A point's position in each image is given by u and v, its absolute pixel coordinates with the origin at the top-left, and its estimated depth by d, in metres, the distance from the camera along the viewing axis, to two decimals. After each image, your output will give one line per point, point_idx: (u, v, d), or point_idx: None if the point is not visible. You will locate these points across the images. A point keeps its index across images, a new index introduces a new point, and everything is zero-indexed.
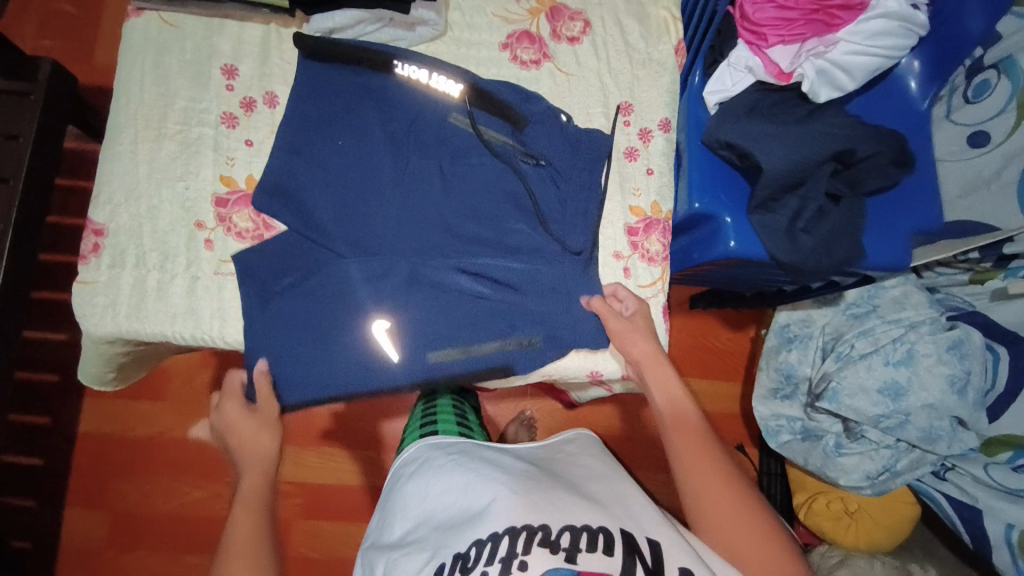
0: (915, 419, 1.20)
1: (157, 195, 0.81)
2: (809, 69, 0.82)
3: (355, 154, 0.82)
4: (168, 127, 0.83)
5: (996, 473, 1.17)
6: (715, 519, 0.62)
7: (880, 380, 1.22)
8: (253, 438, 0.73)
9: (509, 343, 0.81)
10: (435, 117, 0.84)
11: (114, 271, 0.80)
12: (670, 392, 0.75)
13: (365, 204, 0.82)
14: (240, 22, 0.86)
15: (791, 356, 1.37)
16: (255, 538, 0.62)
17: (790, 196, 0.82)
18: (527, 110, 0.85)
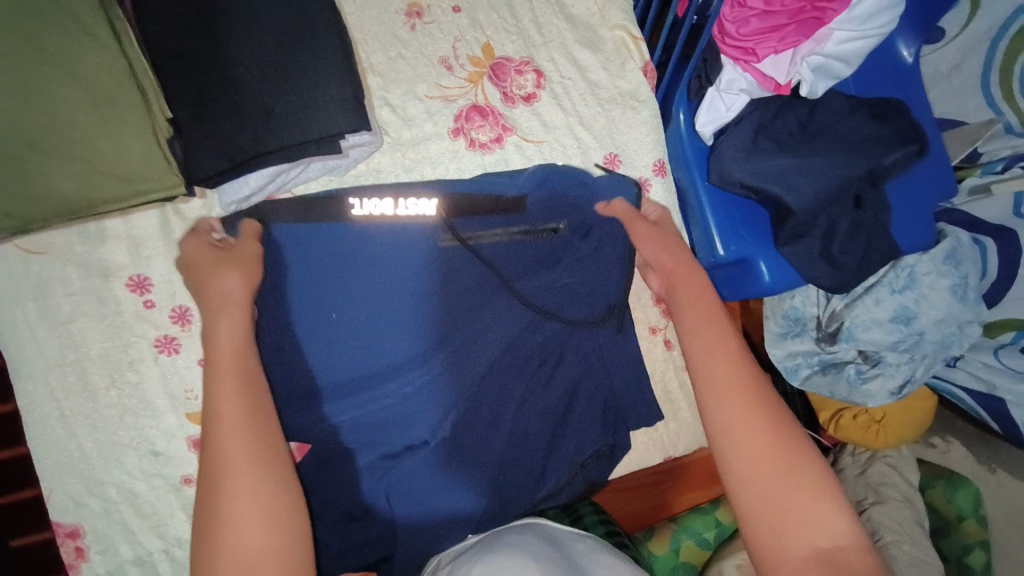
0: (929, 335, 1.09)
1: (121, 468, 0.66)
2: (806, 73, 0.73)
3: (341, 371, 0.67)
4: (95, 382, 0.66)
5: (1007, 357, 1.06)
6: (773, 530, 0.49)
7: (890, 309, 1.10)
8: (222, 320, 0.56)
9: (582, 469, 0.70)
10: (406, 260, 0.68)
11: (113, 570, 0.66)
12: (712, 359, 0.58)
13: (372, 395, 0.67)
14: (125, 216, 0.67)
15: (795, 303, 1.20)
16: (245, 433, 0.49)
17: (818, 219, 0.75)
18: (525, 186, 0.72)
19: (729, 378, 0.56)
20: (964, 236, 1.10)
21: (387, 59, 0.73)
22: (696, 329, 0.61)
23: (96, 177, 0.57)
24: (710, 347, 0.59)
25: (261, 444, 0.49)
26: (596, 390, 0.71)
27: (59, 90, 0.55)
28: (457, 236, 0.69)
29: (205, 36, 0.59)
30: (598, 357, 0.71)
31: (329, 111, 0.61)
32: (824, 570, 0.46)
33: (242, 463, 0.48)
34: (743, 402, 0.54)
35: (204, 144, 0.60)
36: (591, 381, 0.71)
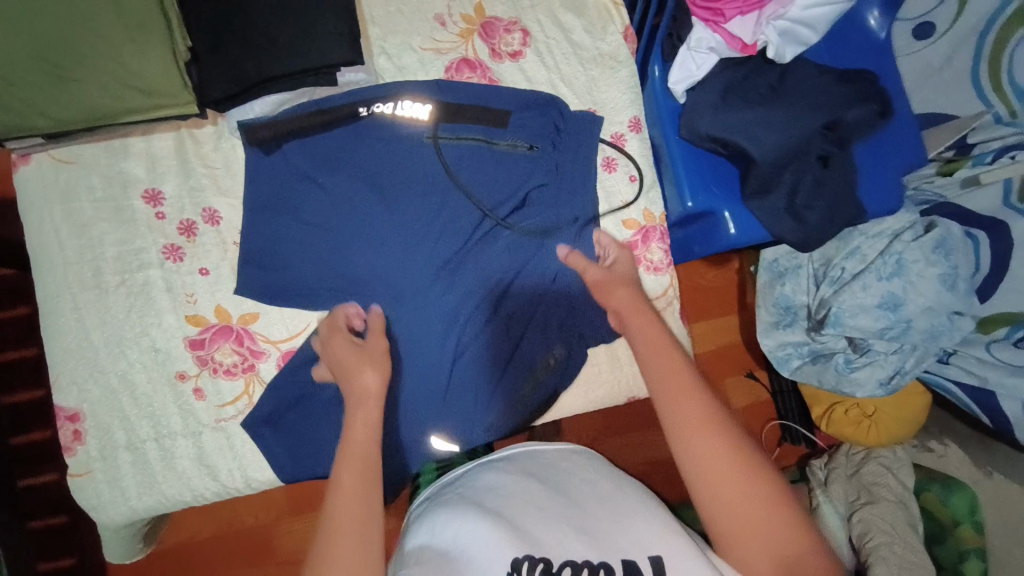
0: (917, 324, 1.11)
1: (123, 360, 0.73)
2: (772, 35, 0.78)
3: (347, 254, 0.74)
4: (108, 281, 0.73)
5: (999, 351, 1.09)
6: (743, 552, 0.49)
7: (877, 296, 1.12)
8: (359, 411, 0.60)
9: (542, 379, 0.78)
10: (416, 165, 0.76)
11: (106, 454, 0.73)
12: (673, 389, 0.57)
13: (364, 292, 0.75)
14: (145, 136, 0.75)
15: (785, 290, 1.23)
16: (364, 485, 0.54)
17: (783, 174, 0.79)
18: (503, 102, 0.77)
19: (687, 402, 0.55)
20: (953, 226, 1.10)
21: (387, 14, 0.81)
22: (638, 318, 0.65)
23: (126, 91, 0.66)
24: (668, 367, 0.58)
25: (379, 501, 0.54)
26: (558, 305, 0.78)
27: (99, 12, 0.64)
28: (440, 137, 0.76)
29: None
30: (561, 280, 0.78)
31: (326, 43, 0.69)
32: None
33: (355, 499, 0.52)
34: (706, 425, 0.53)
35: (219, 69, 0.69)
36: (557, 300, 0.78)
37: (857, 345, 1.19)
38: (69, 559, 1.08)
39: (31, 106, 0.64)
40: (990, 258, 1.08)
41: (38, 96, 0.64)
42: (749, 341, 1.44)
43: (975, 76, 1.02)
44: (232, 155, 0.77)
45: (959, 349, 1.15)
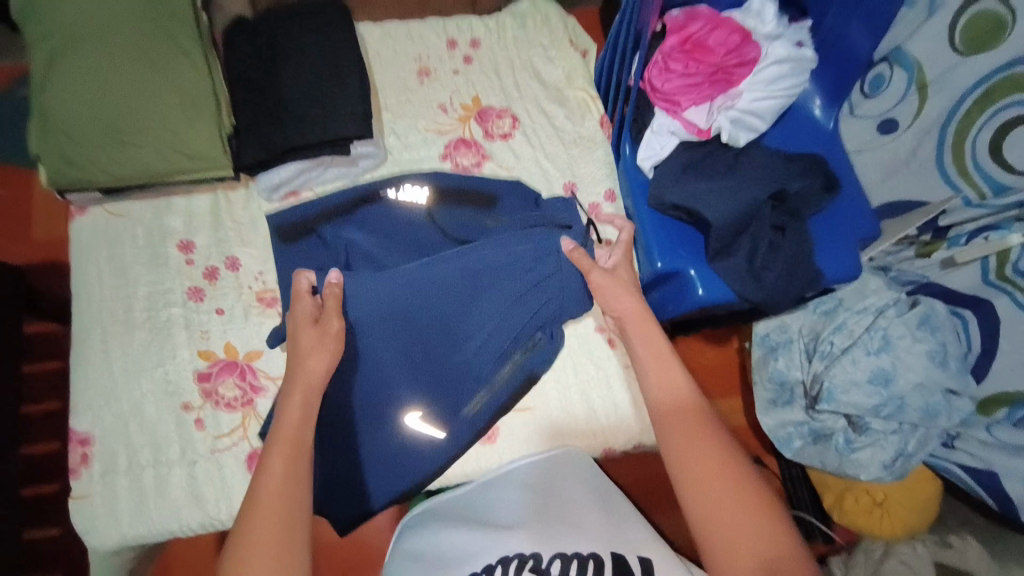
0: (911, 401, 1.06)
1: (136, 389, 0.81)
2: (725, 122, 0.89)
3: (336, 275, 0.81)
4: (135, 317, 0.83)
5: (1001, 433, 1.02)
6: (730, 552, 0.54)
7: (867, 371, 1.08)
8: (291, 399, 0.64)
9: (517, 358, 0.82)
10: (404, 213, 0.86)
11: (108, 477, 0.78)
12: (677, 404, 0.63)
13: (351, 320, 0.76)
14: (187, 196, 0.89)
15: (778, 365, 1.18)
16: (293, 488, 0.57)
17: (741, 238, 0.87)
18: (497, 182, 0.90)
19: (688, 414, 0.62)
20: (938, 303, 1.08)
21: (398, 102, 0.97)
22: (652, 354, 0.69)
23: (172, 155, 0.80)
24: (670, 391, 0.65)
25: (300, 484, 0.58)
26: (536, 296, 0.80)
27: (161, 92, 0.79)
28: (436, 212, 0.87)
29: (268, 71, 0.85)
30: (535, 280, 0.80)
31: (343, 122, 0.83)
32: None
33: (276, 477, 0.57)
34: (704, 434, 0.60)
35: (253, 140, 0.83)
36: (533, 295, 0.80)
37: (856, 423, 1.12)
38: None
39: (95, 164, 0.78)
40: (979, 334, 1.04)
41: (102, 156, 0.78)
42: (751, 420, 1.39)
43: (941, 164, 0.94)
44: (258, 213, 0.89)
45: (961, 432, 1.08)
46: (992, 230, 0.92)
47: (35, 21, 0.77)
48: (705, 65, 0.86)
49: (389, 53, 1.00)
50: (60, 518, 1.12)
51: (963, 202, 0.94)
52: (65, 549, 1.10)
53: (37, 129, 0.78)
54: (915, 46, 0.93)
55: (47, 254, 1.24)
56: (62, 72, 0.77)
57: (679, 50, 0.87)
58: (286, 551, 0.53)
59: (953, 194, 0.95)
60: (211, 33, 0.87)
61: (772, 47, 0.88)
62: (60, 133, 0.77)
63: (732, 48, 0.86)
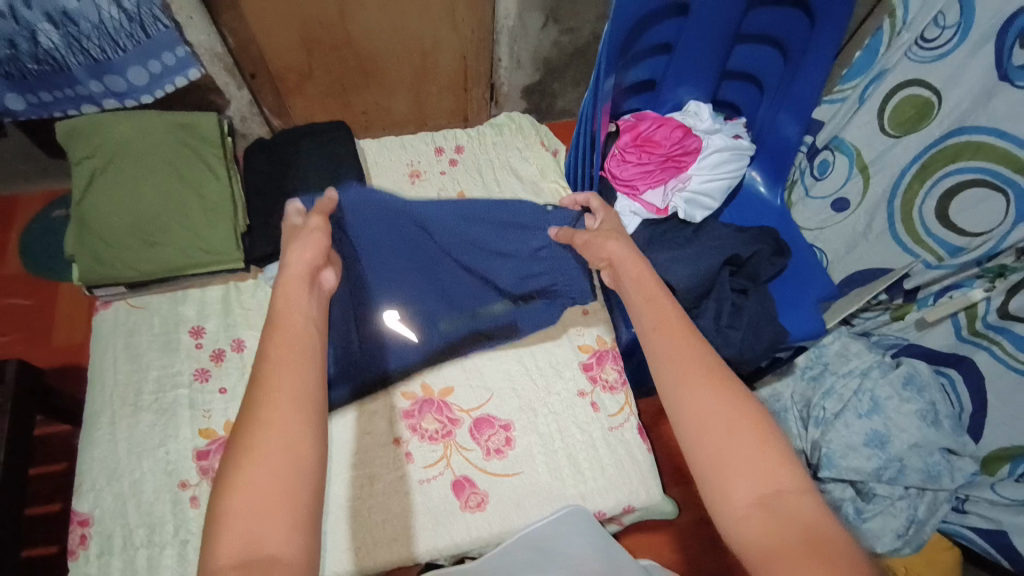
0: (911, 463, 1.04)
1: (138, 468, 0.84)
2: (679, 202, 1.01)
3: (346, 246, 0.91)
4: (144, 399, 0.88)
5: (1006, 490, 1.01)
6: (724, 476, 0.49)
7: (862, 434, 1.06)
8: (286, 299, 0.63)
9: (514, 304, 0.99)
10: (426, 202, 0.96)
11: (103, 559, 0.78)
12: (674, 347, 0.58)
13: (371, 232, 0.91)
14: (201, 289, 0.98)
15: (776, 434, 1.19)
16: (294, 371, 0.54)
17: (705, 302, 0.95)
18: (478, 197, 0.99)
19: (678, 336, 0.59)
20: (922, 363, 1.09)
21: None
22: (645, 294, 0.66)
23: (191, 250, 0.90)
24: (663, 319, 0.62)
25: (312, 376, 0.55)
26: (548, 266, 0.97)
27: (187, 200, 0.92)
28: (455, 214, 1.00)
29: (278, 178, 0.99)
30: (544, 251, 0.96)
31: None
32: (769, 514, 0.46)
33: (285, 364, 0.55)
34: (691, 355, 0.57)
35: (265, 237, 0.95)
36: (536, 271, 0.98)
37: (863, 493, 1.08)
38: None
39: (123, 261, 0.88)
40: (968, 395, 1.03)
41: (131, 255, 0.88)
42: None
43: (896, 236, 1.05)
44: (264, 300, 0.98)
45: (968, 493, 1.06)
46: (956, 289, 0.99)
47: (81, 145, 0.91)
48: (655, 155, 1.00)
49: (387, 161, 1.16)
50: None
51: (922, 264, 1.02)
52: None
53: (75, 234, 0.89)
54: (851, 135, 1.08)
55: (67, 358, 1.32)
56: (106, 186, 0.90)
57: (633, 145, 1.01)
58: (293, 437, 0.50)
59: (912, 258, 1.03)
60: (232, 152, 1.02)
61: (712, 139, 1.03)
62: (95, 237, 0.88)
63: (676, 140, 1.00)
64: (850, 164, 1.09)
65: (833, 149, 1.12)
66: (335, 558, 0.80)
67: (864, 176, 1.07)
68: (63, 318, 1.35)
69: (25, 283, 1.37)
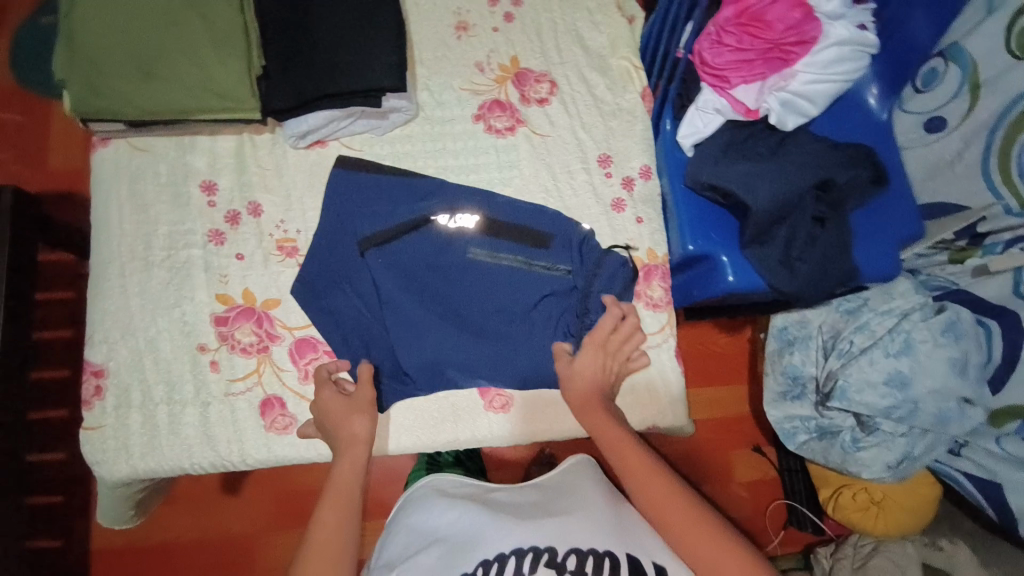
0: (924, 406, 1.02)
1: (154, 326, 0.80)
2: (774, 103, 0.85)
3: (362, 219, 0.85)
4: (155, 255, 0.82)
5: (1010, 445, 0.98)
6: None
7: (883, 372, 1.03)
8: (353, 420, 0.75)
9: (551, 271, 0.86)
10: (435, 254, 0.85)
11: (121, 410, 0.78)
12: (614, 440, 0.72)
13: (394, 282, 0.84)
14: (211, 136, 0.85)
15: (794, 359, 1.13)
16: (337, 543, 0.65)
17: (777, 226, 0.84)
18: (547, 224, 0.87)
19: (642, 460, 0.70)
20: (965, 312, 1.02)
21: (435, 57, 0.94)
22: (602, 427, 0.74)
23: (202, 92, 0.76)
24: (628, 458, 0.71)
25: (355, 487, 0.71)
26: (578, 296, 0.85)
27: (194, 28, 0.76)
28: (481, 246, 0.86)
29: (297, 10, 0.81)
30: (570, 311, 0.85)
31: (377, 74, 0.80)
32: None
33: (325, 528, 0.66)
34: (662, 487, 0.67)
35: (284, 84, 0.80)
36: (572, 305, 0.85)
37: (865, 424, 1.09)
38: (54, 542, 1.16)
39: (124, 96, 0.75)
40: (1002, 348, 0.98)
41: (132, 89, 0.75)
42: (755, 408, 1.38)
43: (985, 172, 0.90)
44: (283, 160, 0.87)
45: (969, 441, 1.04)
46: None
47: None
48: (761, 41, 0.82)
49: (429, 5, 0.95)
50: (69, 445, 1.20)
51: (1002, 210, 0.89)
52: (75, 469, 1.19)
53: (60, 54, 0.74)
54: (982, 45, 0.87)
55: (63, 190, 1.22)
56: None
57: (734, 24, 0.83)
58: (337, 522, 0.67)
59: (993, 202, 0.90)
60: None
61: (833, 27, 0.84)
62: (90, 62, 0.74)
63: (791, 24, 0.82)
64: (961, 79, 0.90)
65: (947, 58, 0.92)
66: None
67: (973, 97, 0.89)
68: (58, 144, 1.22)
69: (16, 99, 1.23)
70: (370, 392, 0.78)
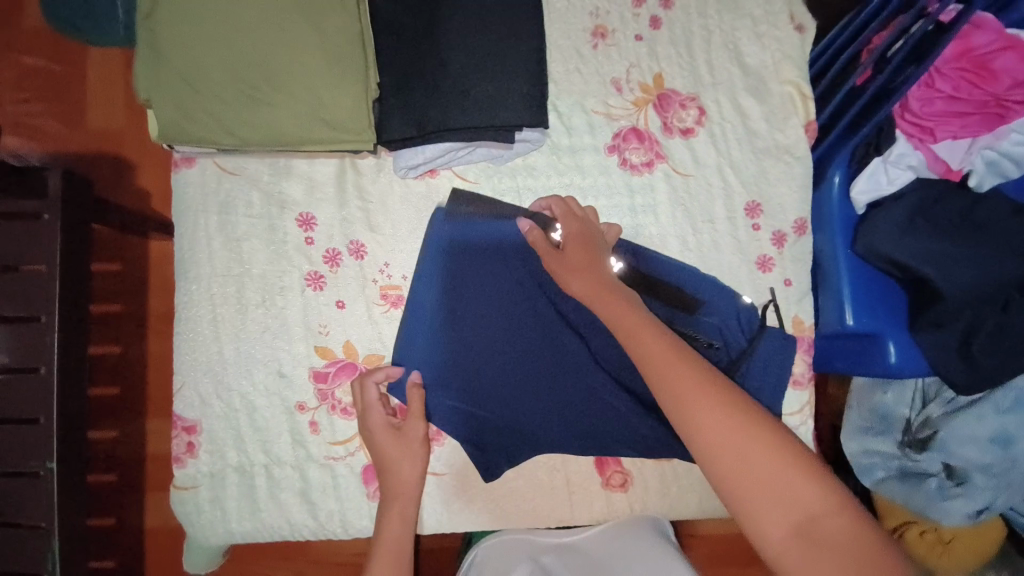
0: (1022, 466, 0.89)
1: (248, 380, 0.72)
2: (978, 163, 0.73)
3: (456, 246, 0.73)
4: (248, 298, 0.72)
5: None
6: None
7: (990, 428, 0.89)
8: (391, 448, 0.70)
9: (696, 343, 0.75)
10: (540, 297, 0.74)
11: (215, 469, 0.72)
12: (652, 348, 0.61)
13: (491, 323, 0.73)
14: (309, 161, 0.74)
15: (887, 397, 0.95)
16: None
17: (961, 312, 0.73)
18: (698, 289, 0.77)
19: (716, 407, 0.56)
20: None
21: (566, 71, 0.79)
22: (681, 387, 0.57)
23: (310, 116, 0.64)
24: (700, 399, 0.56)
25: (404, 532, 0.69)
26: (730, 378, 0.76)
27: (304, 37, 0.63)
28: None
29: (428, 23, 0.67)
30: None
31: (514, 105, 0.67)
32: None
33: None
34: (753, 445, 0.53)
35: (401, 109, 0.67)
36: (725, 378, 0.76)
37: (954, 472, 0.92)
38: (110, 519, 1.03)
39: (220, 120, 0.63)
40: None
41: (229, 112, 0.63)
42: None
43: None
44: (388, 192, 0.75)
45: None
46: None
47: None
48: (982, 92, 0.68)
49: (562, 3, 0.79)
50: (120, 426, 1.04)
51: None
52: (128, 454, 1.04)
53: (146, 66, 0.62)
54: None
55: (105, 150, 1.03)
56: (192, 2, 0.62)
57: (955, 68, 0.68)
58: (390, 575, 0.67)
59: None
60: None
61: None
62: (182, 79, 0.62)
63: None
64: None
65: None
66: (464, 509, 0.75)
67: None
68: (96, 94, 1.02)
69: (41, 35, 1.02)
70: (421, 428, 0.71)
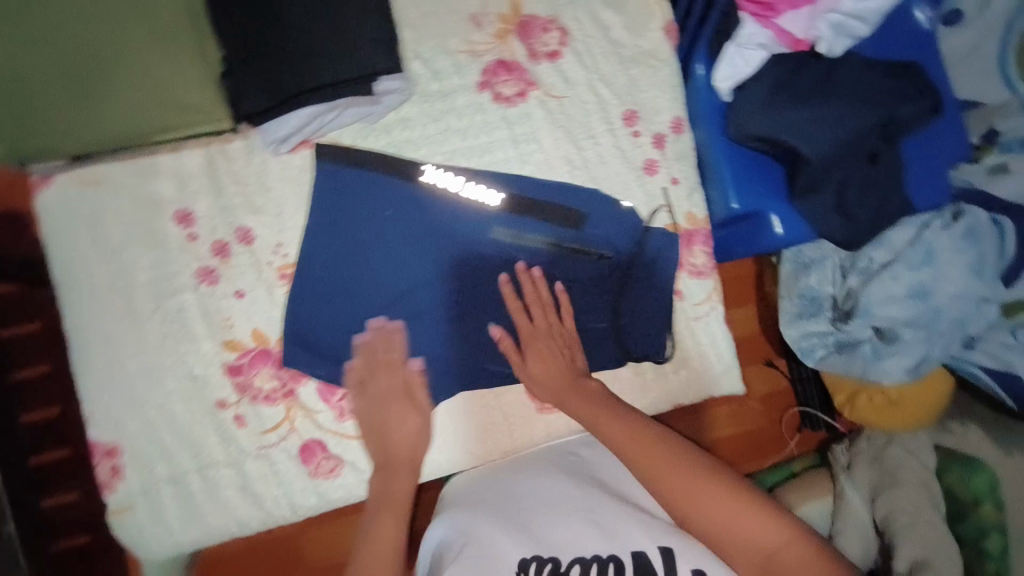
0: (949, 312, 0.87)
1: (162, 390, 0.70)
2: (825, 28, 0.75)
3: (347, 229, 0.72)
4: (140, 307, 0.70)
5: None
6: None
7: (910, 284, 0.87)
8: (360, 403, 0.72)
9: (582, 254, 0.76)
10: (435, 243, 0.74)
11: (148, 485, 0.70)
12: (622, 440, 0.65)
13: (385, 277, 0.73)
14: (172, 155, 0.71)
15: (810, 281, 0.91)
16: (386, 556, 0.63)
17: (831, 172, 0.76)
18: (581, 204, 0.77)
19: (680, 470, 0.61)
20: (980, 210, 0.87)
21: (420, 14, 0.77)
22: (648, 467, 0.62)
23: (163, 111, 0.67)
24: (664, 468, 0.62)
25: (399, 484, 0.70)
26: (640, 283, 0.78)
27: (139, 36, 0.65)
28: (503, 231, 0.75)
29: None
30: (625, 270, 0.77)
31: (364, 58, 0.67)
32: None
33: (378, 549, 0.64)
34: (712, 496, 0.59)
35: (253, 80, 0.66)
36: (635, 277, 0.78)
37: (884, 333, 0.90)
38: None
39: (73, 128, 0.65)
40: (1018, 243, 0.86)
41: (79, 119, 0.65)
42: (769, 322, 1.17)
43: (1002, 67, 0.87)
44: (264, 170, 0.73)
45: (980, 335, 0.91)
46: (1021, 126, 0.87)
47: None
48: None
49: None
50: None
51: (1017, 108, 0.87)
52: None
53: None
54: None
55: None
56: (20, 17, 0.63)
57: None
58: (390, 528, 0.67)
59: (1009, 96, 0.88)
60: None
61: None
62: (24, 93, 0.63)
63: None
64: None
65: None
66: None
67: None
68: None
69: None
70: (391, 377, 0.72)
